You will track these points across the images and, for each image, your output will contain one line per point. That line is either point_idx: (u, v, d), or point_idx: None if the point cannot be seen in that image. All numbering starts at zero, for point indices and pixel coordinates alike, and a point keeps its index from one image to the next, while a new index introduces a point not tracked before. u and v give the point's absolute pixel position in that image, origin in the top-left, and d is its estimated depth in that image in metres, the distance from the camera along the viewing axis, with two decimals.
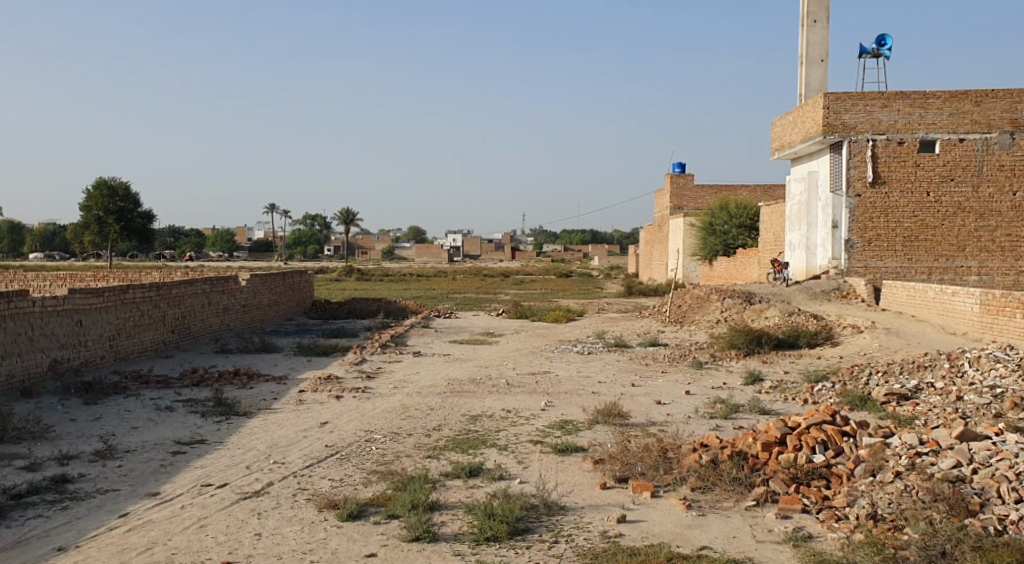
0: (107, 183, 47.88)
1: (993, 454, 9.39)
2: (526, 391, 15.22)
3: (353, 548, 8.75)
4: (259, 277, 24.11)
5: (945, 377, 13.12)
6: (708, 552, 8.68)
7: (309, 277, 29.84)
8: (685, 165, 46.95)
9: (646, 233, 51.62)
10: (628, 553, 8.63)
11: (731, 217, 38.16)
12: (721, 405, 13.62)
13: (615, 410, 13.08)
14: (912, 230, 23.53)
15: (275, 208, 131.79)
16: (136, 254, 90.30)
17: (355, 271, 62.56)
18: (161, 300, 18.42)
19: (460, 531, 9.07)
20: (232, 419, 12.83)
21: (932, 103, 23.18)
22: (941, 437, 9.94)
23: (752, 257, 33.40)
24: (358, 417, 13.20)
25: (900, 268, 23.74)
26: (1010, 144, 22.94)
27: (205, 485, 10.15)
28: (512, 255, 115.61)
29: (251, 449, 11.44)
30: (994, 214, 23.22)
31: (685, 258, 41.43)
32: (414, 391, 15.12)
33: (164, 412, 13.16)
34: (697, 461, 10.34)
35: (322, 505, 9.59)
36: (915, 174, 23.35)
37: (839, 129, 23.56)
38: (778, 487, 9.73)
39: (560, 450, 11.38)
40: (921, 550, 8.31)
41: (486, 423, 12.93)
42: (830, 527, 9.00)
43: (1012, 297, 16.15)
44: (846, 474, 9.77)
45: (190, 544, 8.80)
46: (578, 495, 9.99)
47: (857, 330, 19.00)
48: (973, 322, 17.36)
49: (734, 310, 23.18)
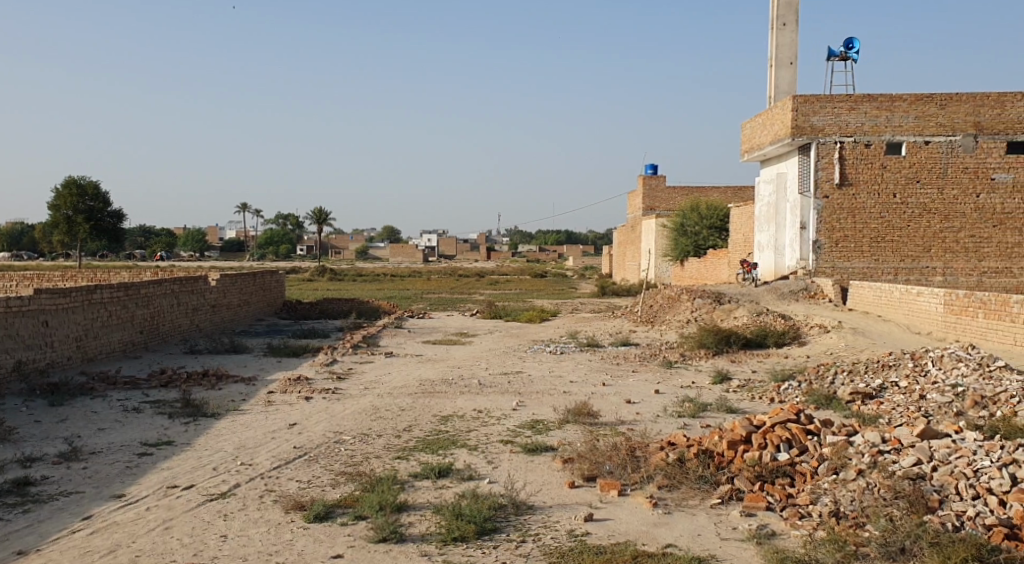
0: (76, 182, 47.32)
1: (952, 451, 9.55)
2: (498, 391, 15.27)
3: (320, 549, 8.75)
4: (229, 277, 24.02)
5: (909, 376, 13.27)
6: (674, 549, 8.76)
7: (282, 279, 29.75)
8: (656, 168, 47.37)
9: (619, 236, 51.98)
10: (594, 552, 8.69)
11: (701, 218, 38.32)
12: (689, 403, 13.75)
13: (585, 409, 13.16)
14: (878, 231, 23.82)
15: (249, 208, 131.51)
16: (106, 254, 89.57)
17: (328, 271, 62.21)
18: (130, 299, 18.31)
19: (428, 531, 9.10)
20: (200, 421, 12.78)
21: (898, 106, 23.36)
22: (903, 435, 10.06)
23: (722, 259, 33.59)
24: (327, 418, 13.19)
25: (867, 269, 24.06)
26: (973, 146, 23.17)
27: (171, 487, 10.11)
28: (487, 255, 116.30)
29: (219, 450, 11.42)
30: (958, 215, 23.52)
31: (657, 258, 41.77)
32: (386, 392, 15.15)
33: (131, 413, 13.07)
34: (664, 459, 10.41)
35: (289, 506, 9.59)
36: (882, 176, 23.61)
37: (807, 132, 23.74)
38: (743, 484, 9.83)
39: (530, 450, 11.44)
40: (881, 546, 8.41)
41: (457, 424, 12.98)
42: (794, 524, 9.10)
43: (975, 297, 16.38)
44: (810, 472, 9.88)
45: (154, 546, 8.77)
46: (546, 495, 10.02)
47: (824, 329, 19.19)
48: (936, 322, 17.60)
49: (704, 310, 23.31)
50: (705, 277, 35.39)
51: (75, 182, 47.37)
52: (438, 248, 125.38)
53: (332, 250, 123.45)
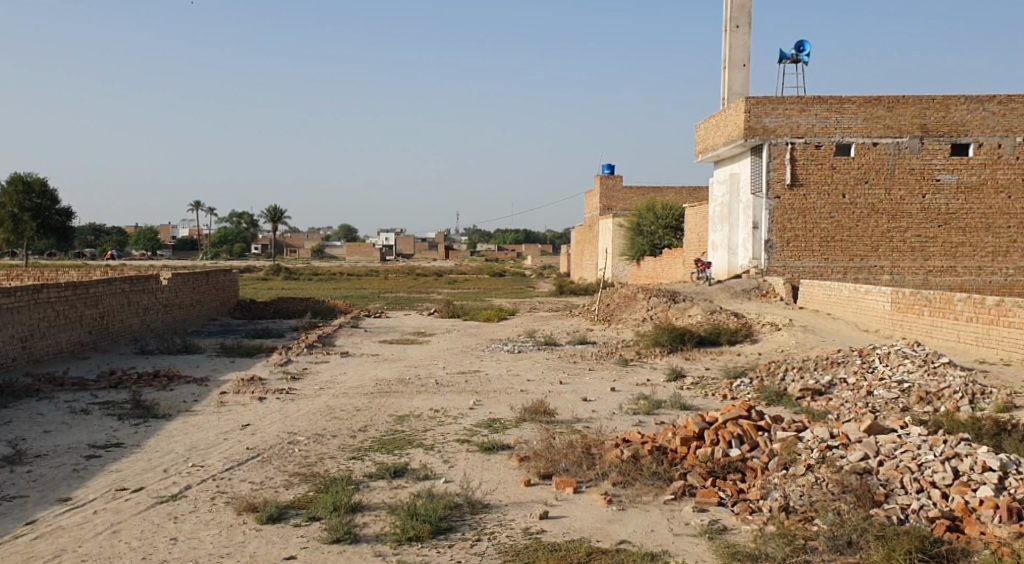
0: (22, 178, 46.37)
1: (898, 446, 9.71)
2: (455, 390, 15.23)
3: (272, 551, 8.67)
4: (181, 277, 23.72)
5: (857, 372, 13.47)
6: (627, 545, 8.80)
7: (236, 278, 29.43)
8: (612, 168, 47.61)
9: (577, 235, 52.14)
10: (549, 549, 8.70)
11: (657, 218, 38.54)
12: (644, 401, 13.83)
13: (542, 407, 13.18)
14: (828, 231, 24.15)
15: (204, 207, 129.98)
16: (55, 253, 88.01)
17: (284, 270, 61.56)
18: (78, 299, 18.00)
19: (382, 532, 9.05)
20: (151, 422, 12.60)
21: (848, 108, 23.69)
22: (850, 430, 10.20)
23: (677, 258, 33.82)
24: (281, 419, 13.07)
25: (817, 268, 24.37)
26: (919, 148, 23.56)
27: (119, 489, 9.95)
28: (445, 254, 115.69)
29: (170, 452, 11.27)
30: (905, 215, 23.93)
31: (614, 257, 41.97)
32: (341, 392, 15.06)
33: (79, 415, 12.85)
34: (619, 456, 10.46)
35: (240, 508, 9.49)
36: (832, 177, 23.94)
37: (759, 133, 23.97)
38: (696, 480, 9.90)
39: (486, 449, 11.43)
40: (829, 540, 8.52)
41: (413, 423, 12.93)
42: (745, 519, 9.18)
43: (921, 295, 16.66)
44: (760, 468, 9.99)
45: (101, 550, 8.63)
46: (502, 493, 10.02)
47: (776, 327, 19.40)
48: (884, 320, 17.88)
49: (660, 308, 23.46)
50: (661, 276, 35.64)
51: (21, 179, 46.40)
52: (395, 247, 124.60)
53: (288, 249, 122.34)
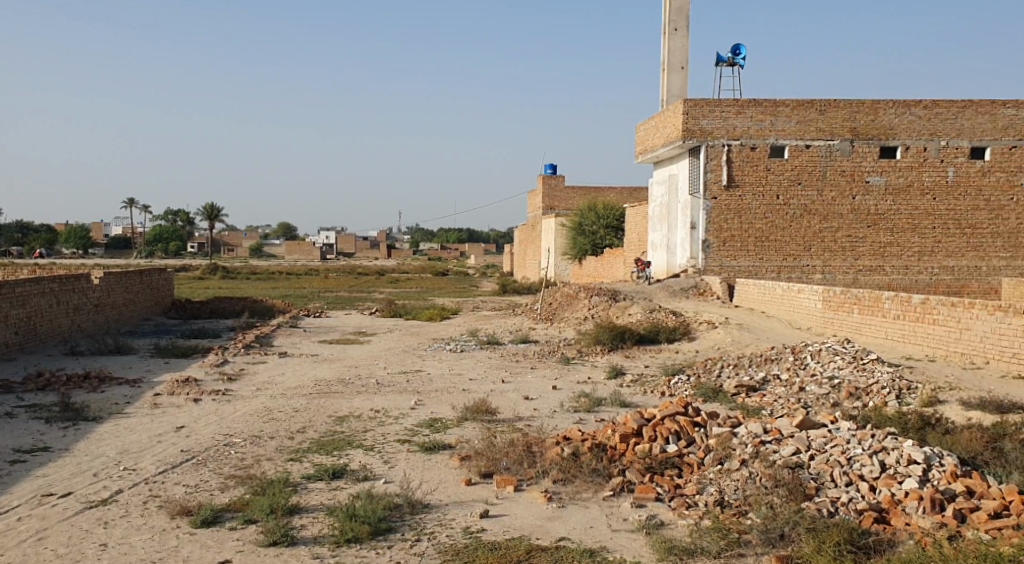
0: None
1: (828, 440, 9.91)
2: (395, 390, 15.16)
3: (207, 554, 8.54)
4: (113, 276, 23.24)
5: (790, 369, 13.70)
6: (566, 542, 8.84)
7: (171, 278, 28.93)
8: (554, 167, 47.76)
9: (520, 234, 52.19)
10: (488, 548, 8.70)
11: (598, 218, 38.61)
12: (584, 398, 13.90)
13: (482, 406, 13.17)
14: (763, 231, 24.49)
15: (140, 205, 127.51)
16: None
17: (222, 269, 60.57)
18: (4, 299, 17.53)
19: (319, 533, 8.98)
20: (80, 425, 12.33)
21: (782, 110, 24.08)
22: (783, 426, 10.38)
23: (618, 257, 34.02)
24: (216, 421, 12.87)
25: (752, 267, 24.72)
26: (850, 150, 24.05)
27: (47, 495, 9.73)
28: (387, 253, 114.79)
29: (102, 455, 11.04)
30: (836, 216, 24.41)
31: (556, 257, 42.10)
32: (279, 393, 14.89)
33: (5, 419, 12.52)
34: (559, 453, 10.50)
35: (174, 511, 9.33)
36: (767, 178, 24.31)
37: (697, 134, 24.24)
38: (634, 476, 9.99)
39: (426, 449, 11.39)
40: (762, 533, 8.66)
41: (353, 424, 12.84)
42: (681, 514, 9.28)
43: (850, 294, 17.00)
44: (697, 463, 10.12)
45: (27, 558, 8.43)
46: (442, 493, 9.99)
47: (712, 325, 19.64)
48: (816, 318, 18.21)
49: (601, 307, 23.60)
50: (603, 275, 35.84)
51: None
52: (336, 246, 123.29)
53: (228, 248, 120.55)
